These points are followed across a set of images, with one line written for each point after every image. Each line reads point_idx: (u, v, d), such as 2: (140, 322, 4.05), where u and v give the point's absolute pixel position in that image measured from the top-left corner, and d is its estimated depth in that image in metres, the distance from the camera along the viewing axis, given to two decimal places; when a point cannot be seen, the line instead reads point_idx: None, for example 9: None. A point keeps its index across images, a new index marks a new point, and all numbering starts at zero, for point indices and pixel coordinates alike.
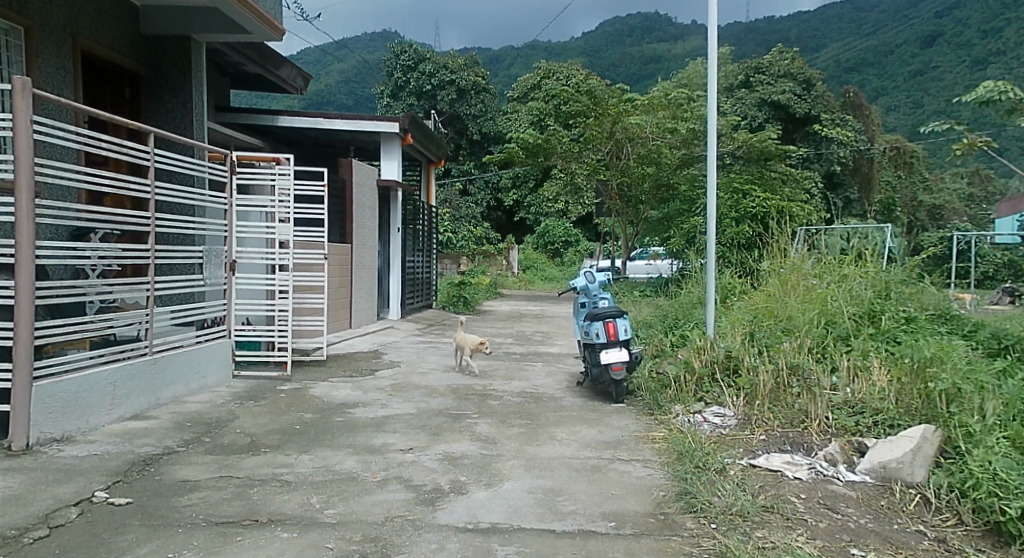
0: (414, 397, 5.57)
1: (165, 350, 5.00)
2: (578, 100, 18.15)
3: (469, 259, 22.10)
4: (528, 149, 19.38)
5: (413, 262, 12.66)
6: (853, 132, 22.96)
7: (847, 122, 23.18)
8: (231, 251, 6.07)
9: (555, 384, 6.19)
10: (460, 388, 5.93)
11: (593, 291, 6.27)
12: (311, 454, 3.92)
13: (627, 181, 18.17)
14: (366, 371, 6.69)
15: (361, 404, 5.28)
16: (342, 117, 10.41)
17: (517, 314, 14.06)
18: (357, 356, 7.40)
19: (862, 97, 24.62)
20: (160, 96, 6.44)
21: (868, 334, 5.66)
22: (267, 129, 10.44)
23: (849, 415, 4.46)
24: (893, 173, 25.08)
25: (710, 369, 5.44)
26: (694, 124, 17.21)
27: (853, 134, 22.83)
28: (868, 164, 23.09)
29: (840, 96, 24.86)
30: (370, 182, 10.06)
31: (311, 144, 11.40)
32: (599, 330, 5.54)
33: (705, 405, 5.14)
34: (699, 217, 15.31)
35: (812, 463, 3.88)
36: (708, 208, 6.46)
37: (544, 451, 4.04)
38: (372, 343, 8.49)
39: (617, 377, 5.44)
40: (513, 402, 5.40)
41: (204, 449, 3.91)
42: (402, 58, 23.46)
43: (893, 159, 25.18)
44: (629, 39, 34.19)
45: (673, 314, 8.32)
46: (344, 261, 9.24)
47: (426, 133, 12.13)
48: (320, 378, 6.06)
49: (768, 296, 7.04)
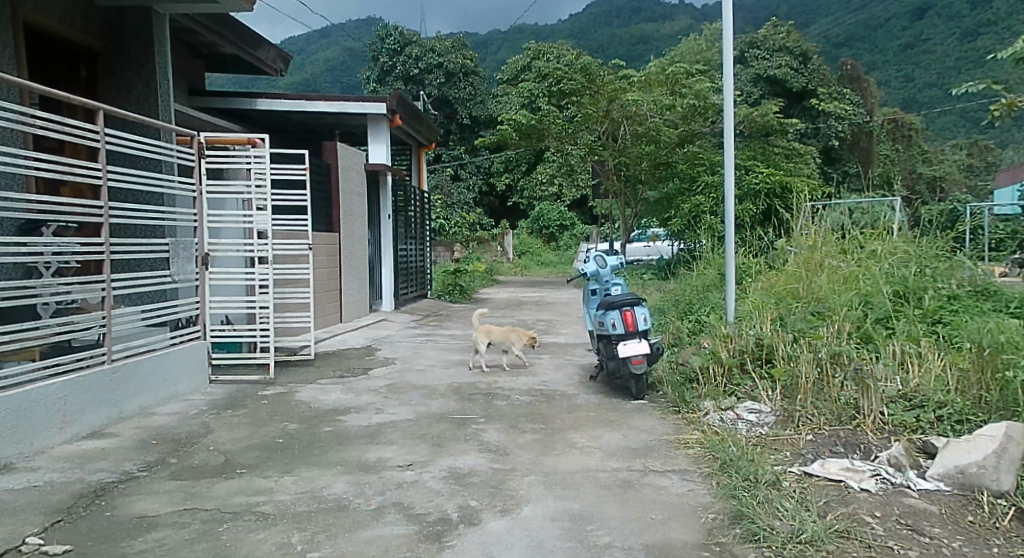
0: (413, 399, 5.03)
1: (127, 357, 4.40)
2: (572, 78, 17.55)
3: (464, 246, 21.54)
4: (522, 131, 18.78)
5: (406, 250, 12.08)
6: (851, 106, 22.42)
7: (844, 96, 22.66)
8: (203, 244, 5.48)
9: (566, 380, 5.65)
10: (462, 387, 5.39)
11: (604, 277, 5.72)
12: (295, 476, 3.35)
13: (624, 161, 17.56)
14: (358, 370, 6.14)
15: (353, 409, 4.73)
16: (326, 98, 9.81)
17: (516, 301, 13.50)
18: (348, 354, 6.84)
19: (859, 70, 24.08)
20: (120, 74, 5.83)
21: (911, 315, 5.15)
22: (245, 112, 9.81)
23: (905, 409, 3.97)
24: (892, 146, 24.46)
25: (740, 360, 4.91)
26: (694, 100, 16.65)
27: (851, 107, 22.28)
28: (867, 137, 22.58)
29: (836, 69, 24.33)
30: (357, 166, 9.51)
31: (294, 128, 10.77)
32: (614, 320, 5.00)
33: (739, 399, 4.62)
34: (702, 196, 14.82)
35: (877, 469, 3.35)
36: (728, 183, 5.91)
37: (564, 464, 3.51)
38: (365, 338, 7.92)
39: (637, 371, 4.91)
40: (523, 403, 4.87)
41: (169, 473, 3.35)
42: (388, 43, 22.71)
43: (891, 133, 24.61)
44: (616, 19, 33.46)
45: (686, 298, 7.78)
46: (331, 250, 8.68)
47: (415, 114, 11.51)
48: (308, 381, 5.50)
49: (793, 276, 6.52)
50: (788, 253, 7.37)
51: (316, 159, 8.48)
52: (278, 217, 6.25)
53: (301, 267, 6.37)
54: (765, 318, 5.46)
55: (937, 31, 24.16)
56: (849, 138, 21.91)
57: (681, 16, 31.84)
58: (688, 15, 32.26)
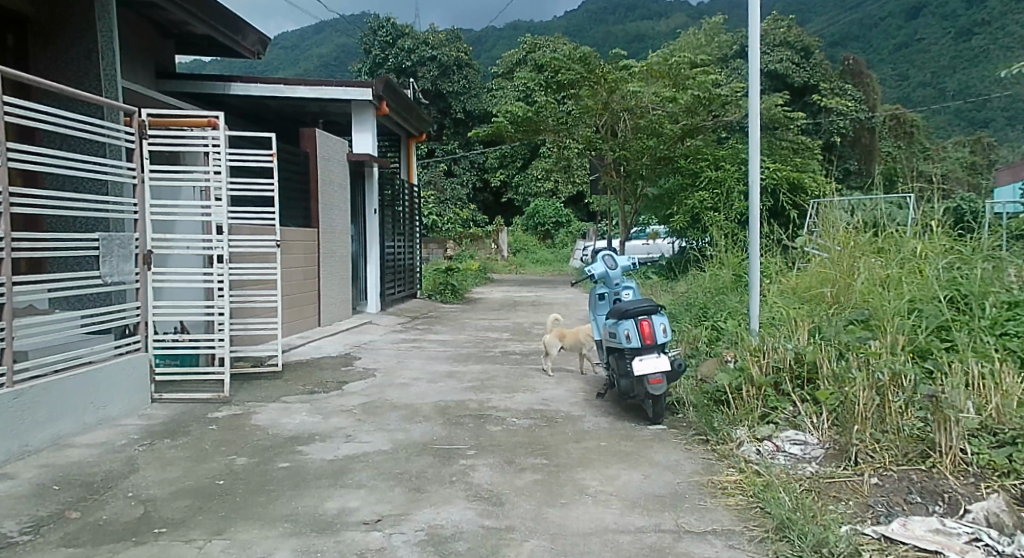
0: (391, 423, 4.28)
1: (38, 378, 3.63)
2: (570, 68, 16.75)
3: (457, 244, 20.77)
4: (517, 123, 18.03)
5: (394, 247, 11.31)
6: (853, 101, 21.76)
7: (846, 92, 22.03)
8: (144, 241, 4.65)
9: (570, 398, 4.91)
10: (449, 407, 4.64)
11: (614, 279, 4.98)
12: (227, 539, 2.61)
13: (625, 155, 16.81)
14: (332, 385, 5.38)
15: (319, 436, 3.99)
16: (306, 84, 9.08)
17: (511, 301, 12.76)
18: (324, 364, 6.09)
19: (861, 65, 23.39)
20: (56, 44, 5.03)
21: (971, 323, 4.41)
22: (219, 97, 9.05)
23: (992, 446, 3.29)
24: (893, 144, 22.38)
25: (776, 380, 4.17)
26: (697, 91, 15.75)
27: (853, 103, 21.62)
28: (870, 134, 21.65)
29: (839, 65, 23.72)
30: (340, 156, 8.75)
31: (273, 114, 9.99)
32: (629, 331, 4.26)
33: (777, 426, 3.90)
34: (705, 191, 14.13)
35: (977, 532, 2.63)
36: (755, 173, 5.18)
37: (574, 521, 2.79)
38: (344, 345, 7.16)
39: (655, 391, 4.17)
40: (520, 429, 4.14)
41: (64, 535, 2.60)
42: (379, 34, 21.81)
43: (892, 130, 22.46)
44: (612, 16, 32.72)
45: (701, 301, 7.06)
46: (309, 247, 7.94)
47: (405, 101, 10.76)
48: (272, 399, 4.75)
49: (823, 281, 5.79)
50: (811, 255, 6.61)
51: (293, 148, 7.73)
52: (241, 210, 5.50)
53: (269, 266, 5.62)
54: (801, 327, 4.74)
55: (936, 27, 23.61)
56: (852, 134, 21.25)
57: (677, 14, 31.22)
58: (683, 13, 31.66)
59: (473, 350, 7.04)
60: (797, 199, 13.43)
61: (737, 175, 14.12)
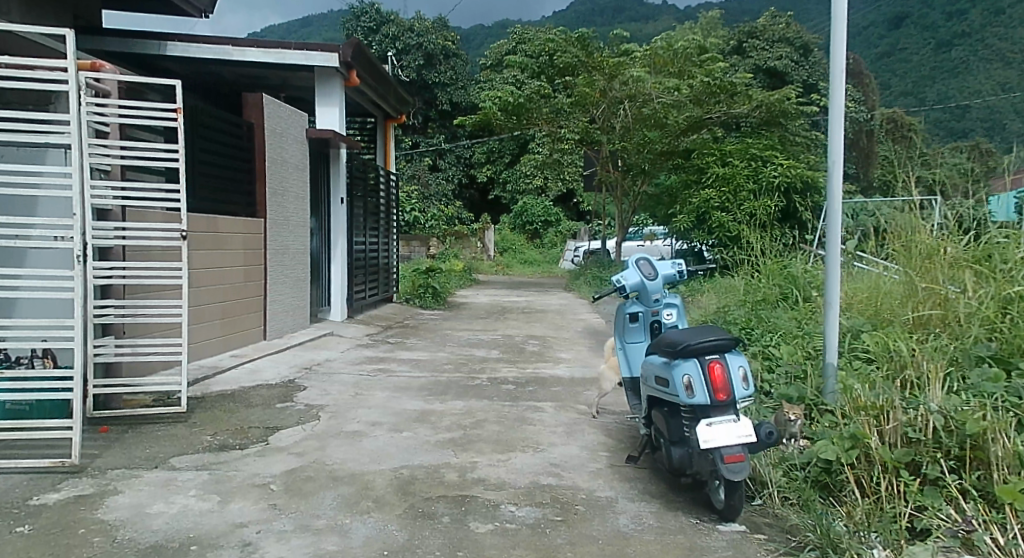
0: (322, 516, 2.77)
1: None
2: (568, 51, 15.08)
3: (441, 241, 19.13)
4: (508, 110, 15.99)
5: (364, 243, 9.75)
6: (854, 101, 20.51)
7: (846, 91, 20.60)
8: None
9: (590, 465, 3.44)
10: (415, 482, 3.14)
11: (653, 294, 3.59)
12: None
13: (625, 148, 15.30)
14: (255, 434, 3.87)
15: (197, 543, 2.50)
16: (257, 44, 7.49)
17: (499, 308, 11.24)
18: (255, 400, 4.56)
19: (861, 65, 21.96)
20: None
21: None
22: (151, 57, 7.50)
23: None
24: None
25: (914, 459, 2.76)
26: (707, 79, 14.34)
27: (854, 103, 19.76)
28: (868, 137, 19.96)
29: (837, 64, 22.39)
30: (297, 132, 7.28)
31: (223, 81, 8.42)
32: (688, 379, 2.77)
33: (938, 544, 2.48)
34: (711, 189, 12.62)
35: None
36: (839, 162, 3.90)
37: None
38: (290, 368, 5.62)
39: (735, 474, 2.66)
40: (517, 533, 2.65)
41: None
42: (362, 20, 20.31)
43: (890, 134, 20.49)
44: (601, 17, 31.41)
45: (744, 320, 5.61)
46: (252, 243, 6.42)
47: (378, 74, 9.15)
48: (153, 463, 3.25)
49: (904, 303, 4.26)
50: (870, 254, 5.07)
51: (233, 117, 6.23)
52: (135, 188, 3.98)
53: (173, 266, 4.11)
54: (925, 370, 3.35)
55: None
56: (853, 135, 19.93)
57: (667, 15, 30.06)
58: (672, 14, 30.44)
59: (453, 376, 5.52)
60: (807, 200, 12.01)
61: (748, 171, 12.46)
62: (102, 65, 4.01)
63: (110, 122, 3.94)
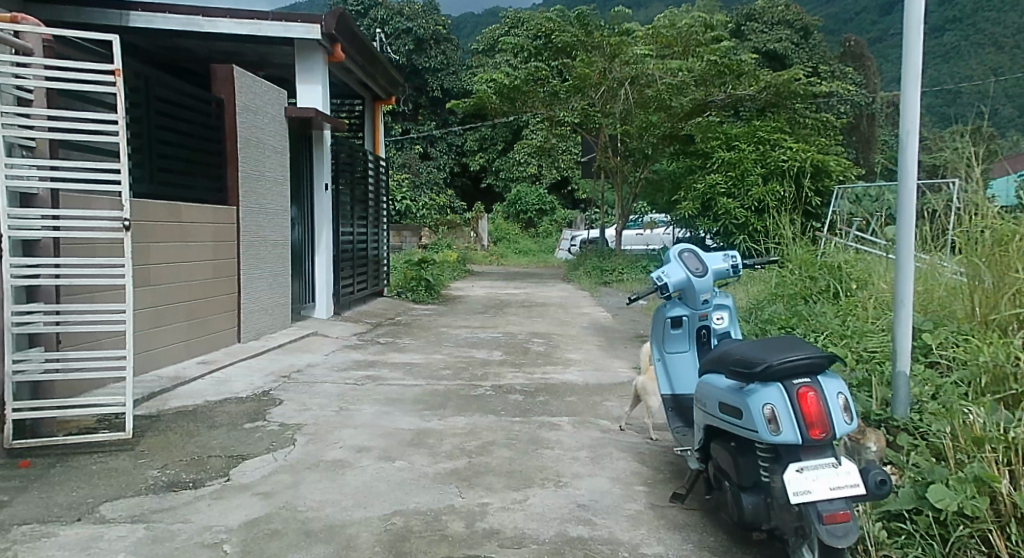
0: None
1: None
2: (566, 30, 14.56)
3: (433, 231, 18.40)
4: (503, 94, 15.14)
5: (351, 234, 9.02)
6: (855, 84, 19.82)
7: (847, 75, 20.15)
8: None
9: (628, 508, 2.76)
10: (409, 537, 2.47)
11: (701, 294, 2.93)
12: None
13: (626, 132, 14.37)
14: (216, 465, 3.18)
15: None
16: (230, 13, 6.72)
17: (498, 302, 10.53)
18: (222, 419, 3.87)
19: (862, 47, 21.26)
20: None
21: None
22: (111, 28, 6.75)
23: None
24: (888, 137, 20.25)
25: None
26: (714, 58, 13.80)
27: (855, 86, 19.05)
28: (868, 121, 19.27)
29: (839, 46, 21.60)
30: (274, 110, 6.54)
31: (195, 55, 7.66)
32: (770, 410, 2.11)
33: None
34: (717, 173, 11.91)
35: None
36: (915, 125, 3.12)
37: None
38: (266, 376, 4.92)
39: (840, 538, 2.00)
40: None
41: None
42: (349, 4, 19.60)
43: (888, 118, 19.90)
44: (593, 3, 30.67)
45: (783, 319, 4.92)
46: (222, 234, 5.71)
47: (367, 50, 8.42)
48: (75, 512, 2.57)
49: (954, 297, 3.65)
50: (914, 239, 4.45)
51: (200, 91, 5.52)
52: (62, 170, 3.25)
53: (113, 263, 3.41)
54: None
55: None
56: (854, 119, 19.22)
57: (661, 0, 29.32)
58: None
59: (453, 385, 4.82)
60: (819, 185, 11.26)
61: (755, 155, 11.66)
62: (22, 15, 3.28)
63: (35, 87, 3.25)
